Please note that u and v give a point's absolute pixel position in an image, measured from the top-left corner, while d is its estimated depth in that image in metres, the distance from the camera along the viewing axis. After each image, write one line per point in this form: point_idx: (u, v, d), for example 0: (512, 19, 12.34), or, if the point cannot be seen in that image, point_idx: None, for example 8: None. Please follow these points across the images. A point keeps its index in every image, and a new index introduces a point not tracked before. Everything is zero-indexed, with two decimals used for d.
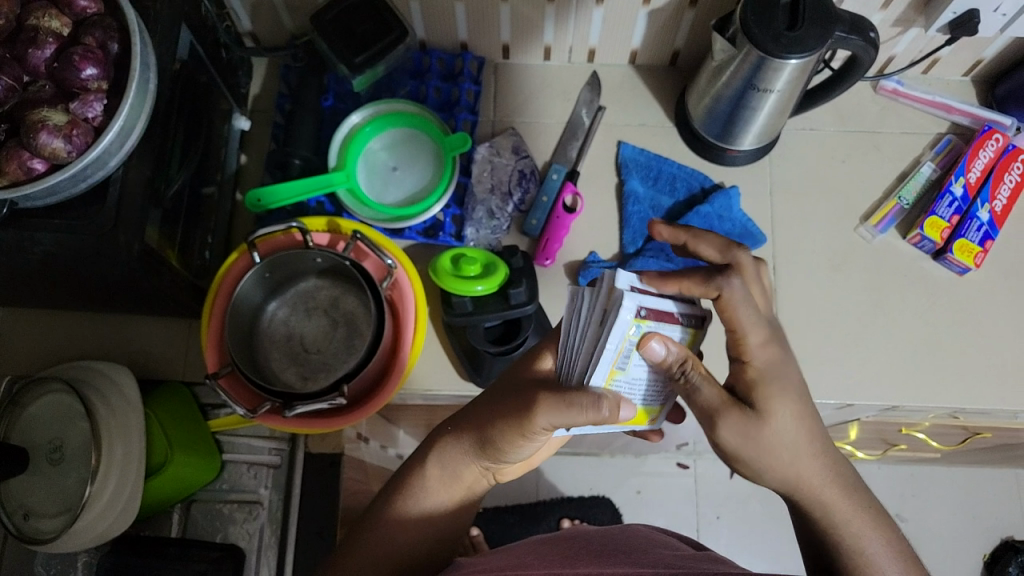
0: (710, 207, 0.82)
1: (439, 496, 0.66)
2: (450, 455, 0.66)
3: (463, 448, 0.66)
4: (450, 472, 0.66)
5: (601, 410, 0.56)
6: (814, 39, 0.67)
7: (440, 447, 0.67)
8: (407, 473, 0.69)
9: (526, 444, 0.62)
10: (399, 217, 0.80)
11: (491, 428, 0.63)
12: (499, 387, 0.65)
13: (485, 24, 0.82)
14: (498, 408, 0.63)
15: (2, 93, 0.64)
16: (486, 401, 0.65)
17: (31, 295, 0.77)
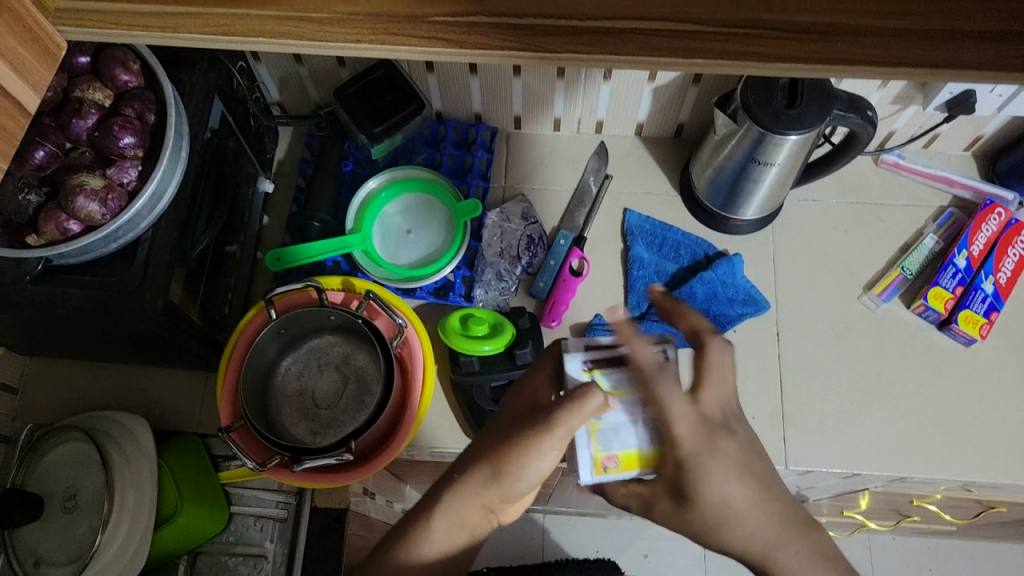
0: (713, 273, 0.85)
1: (446, 541, 0.63)
2: (461, 503, 0.63)
3: (475, 491, 0.63)
4: (458, 517, 0.63)
5: (598, 398, 0.60)
6: (812, 116, 0.70)
7: (451, 493, 0.64)
8: (413, 518, 0.65)
9: (538, 463, 0.61)
10: (410, 278, 0.83)
11: (505, 458, 0.62)
12: (518, 425, 0.63)
13: (498, 97, 0.86)
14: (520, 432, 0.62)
15: (46, 159, 0.69)
16: (501, 441, 0.63)
17: (60, 345, 0.81)
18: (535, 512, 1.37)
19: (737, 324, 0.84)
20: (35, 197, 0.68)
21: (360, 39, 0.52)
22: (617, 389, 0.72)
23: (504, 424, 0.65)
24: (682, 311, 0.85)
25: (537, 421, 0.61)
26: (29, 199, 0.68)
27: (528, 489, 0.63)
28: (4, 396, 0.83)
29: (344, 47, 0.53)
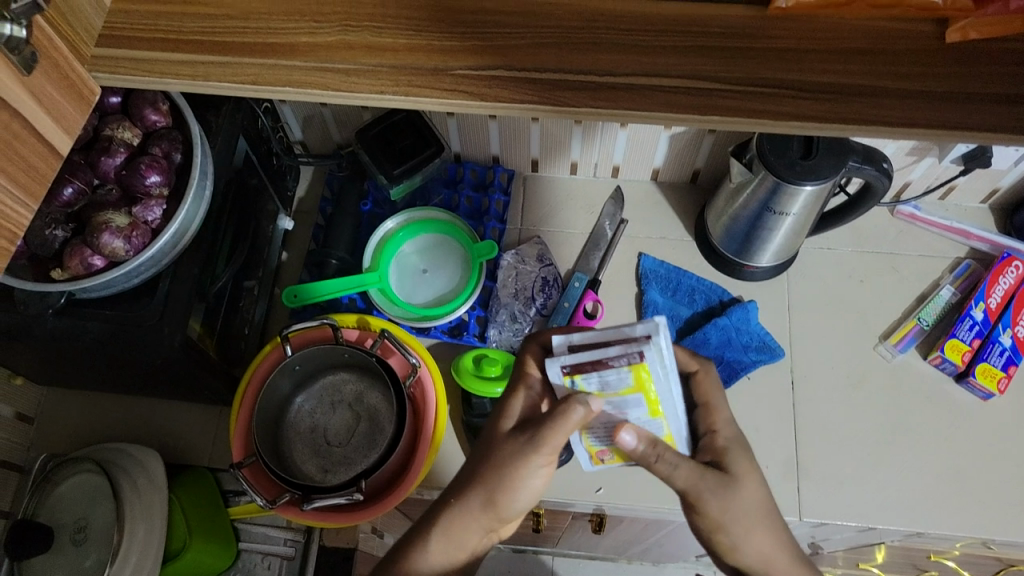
0: (727, 319, 0.85)
1: (445, 560, 0.65)
2: (459, 529, 0.65)
3: (471, 515, 0.64)
4: (456, 539, 0.65)
5: (574, 412, 0.57)
6: (828, 167, 0.70)
7: (447, 516, 0.65)
8: (411, 538, 0.67)
9: (526, 478, 0.63)
10: (426, 317, 0.83)
11: (497, 478, 0.63)
12: (508, 445, 0.63)
13: (517, 141, 0.87)
14: (510, 451, 0.63)
15: (73, 196, 0.70)
16: (492, 461, 0.64)
17: (79, 377, 0.82)
18: (544, 555, 1.36)
19: (751, 371, 0.84)
20: (61, 233, 0.70)
21: (384, 90, 0.53)
22: (604, 390, 0.59)
23: (492, 441, 0.65)
24: None
25: (524, 437, 0.62)
26: (56, 235, 0.69)
27: (520, 507, 0.65)
28: (20, 426, 0.83)
29: (369, 98, 0.54)
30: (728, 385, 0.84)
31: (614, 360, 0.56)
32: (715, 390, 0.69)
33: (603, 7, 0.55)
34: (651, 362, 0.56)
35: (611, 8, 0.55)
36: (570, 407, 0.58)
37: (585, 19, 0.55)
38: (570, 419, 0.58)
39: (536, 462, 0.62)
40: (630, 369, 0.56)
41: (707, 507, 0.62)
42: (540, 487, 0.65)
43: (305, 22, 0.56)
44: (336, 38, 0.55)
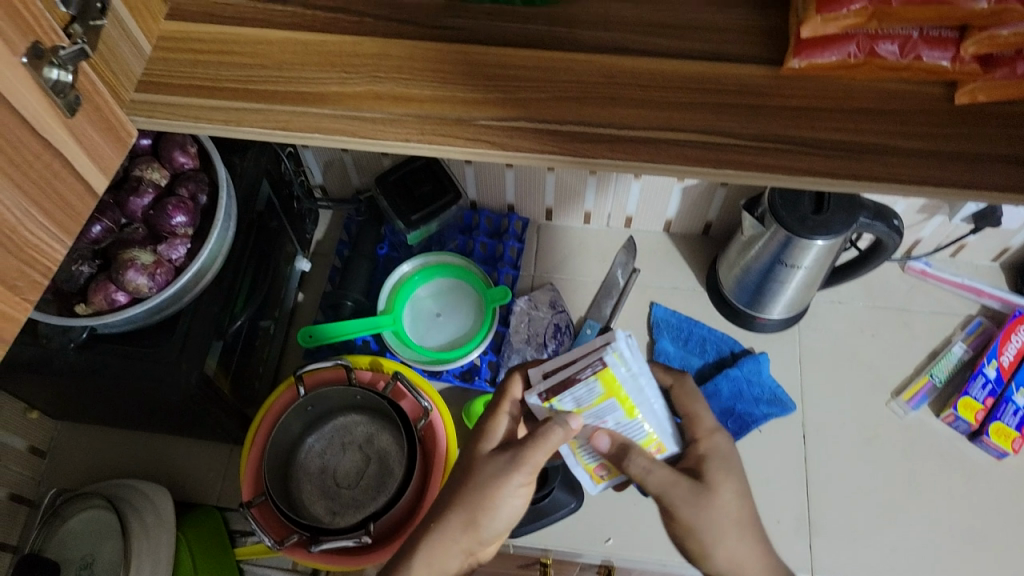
0: (738, 371, 0.85)
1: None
2: (440, 552, 0.63)
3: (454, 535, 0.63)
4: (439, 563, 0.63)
5: (555, 432, 0.60)
6: (840, 223, 0.71)
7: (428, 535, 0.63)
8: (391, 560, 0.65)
9: (507, 499, 0.63)
10: (438, 360, 0.84)
11: (478, 497, 0.62)
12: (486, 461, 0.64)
13: (532, 190, 0.89)
14: (491, 471, 0.63)
15: (101, 233, 0.73)
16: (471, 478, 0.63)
17: (94, 411, 0.83)
18: None
19: (762, 424, 0.84)
20: (88, 268, 0.72)
21: (410, 138, 0.56)
22: (581, 406, 0.62)
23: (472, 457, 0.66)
24: None
25: (506, 457, 0.63)
26: (82, 270, 0.71)
27: (501, 530, 0.64)
28: (33, 459, 0.84)
29: (394, 146, 0.56)
30: (738, 437, 0.83)
31: (581, 374, 0.60)
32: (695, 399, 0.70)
33: (621, 63, 0.57)
34: (613, 367, 0.59)
35: (629, 65, 0.57)
36: (550, 430, 0.61)
37: (604, 74, 0.57)
38: (549, 441, 0.61)
39: (518, 480, 0.63)
40: (597, 378, 0.59)
41: (679, 516, 0.63)
42: (519, 509, 0.64)
43: (334, 73, 0.58)
44: (364, 88, 0.57)
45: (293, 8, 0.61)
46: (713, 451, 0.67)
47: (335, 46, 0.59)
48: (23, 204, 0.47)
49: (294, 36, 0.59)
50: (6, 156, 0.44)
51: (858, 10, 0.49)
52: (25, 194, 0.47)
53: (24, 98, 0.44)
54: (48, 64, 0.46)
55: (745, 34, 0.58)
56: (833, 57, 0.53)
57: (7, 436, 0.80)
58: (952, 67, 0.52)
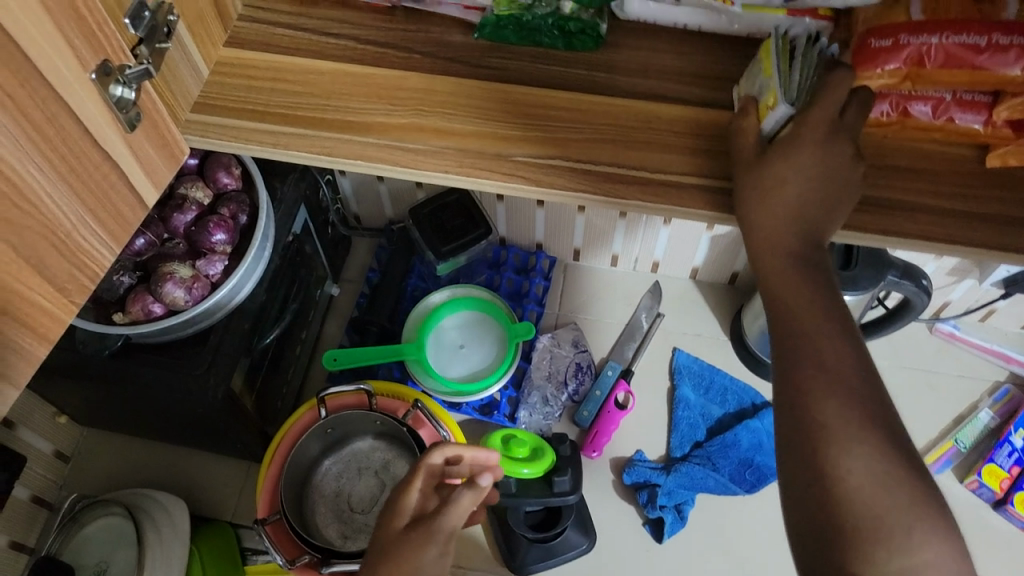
0: (759, 422, 0.85)
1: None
2: None
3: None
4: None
5: (462, 495, 0.62)
6: (867, 280, 0.73)
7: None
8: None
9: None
10: (458, 391, 0.85)
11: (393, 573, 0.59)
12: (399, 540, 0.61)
13: (561, 230, 0.91)
14: (405, 547, 0.60)
15: (144, 247, 0.75)
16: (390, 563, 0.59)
17: (119, 419, 0.84)
18: None
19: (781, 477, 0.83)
20: (128, 279, 0.74)
21: (448, 170, 0.58)
22: None
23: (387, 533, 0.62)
24: (725, 458, 0.84)
25: (417, 533, 0.61)
26: (122, 280, 0.74)
27: None
28: (56, 463, 0.86)
29: (432, 176, 0.58)
30: (756, 489, 0.83)
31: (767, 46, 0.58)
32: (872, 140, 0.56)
33: (659, 110, 0.59)
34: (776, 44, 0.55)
35: (666, 113, 0.59)
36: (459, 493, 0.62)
37: (641, 120, 0.59)
38: (460, 505, 0.62)
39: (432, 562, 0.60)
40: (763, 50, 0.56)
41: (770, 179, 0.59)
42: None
43: (381, 104, 0.60)
44: (408, 120, 0.60)
45: (344, 41, 0.64)
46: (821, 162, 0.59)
47: (381, 79, 0.61)
48: (78, 211, 0.49)
49: (343, 67, 0.62)
50: (69, 165, 0.47)
51: (893, 70, 0.53)
52: (81, 202, 0.49)
53: (90, 114, 0.47)
54: (114, 81, 0.48)
55: None
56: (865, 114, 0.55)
57: (34, 438, 0.82)
58: (983, 130, 0.54)
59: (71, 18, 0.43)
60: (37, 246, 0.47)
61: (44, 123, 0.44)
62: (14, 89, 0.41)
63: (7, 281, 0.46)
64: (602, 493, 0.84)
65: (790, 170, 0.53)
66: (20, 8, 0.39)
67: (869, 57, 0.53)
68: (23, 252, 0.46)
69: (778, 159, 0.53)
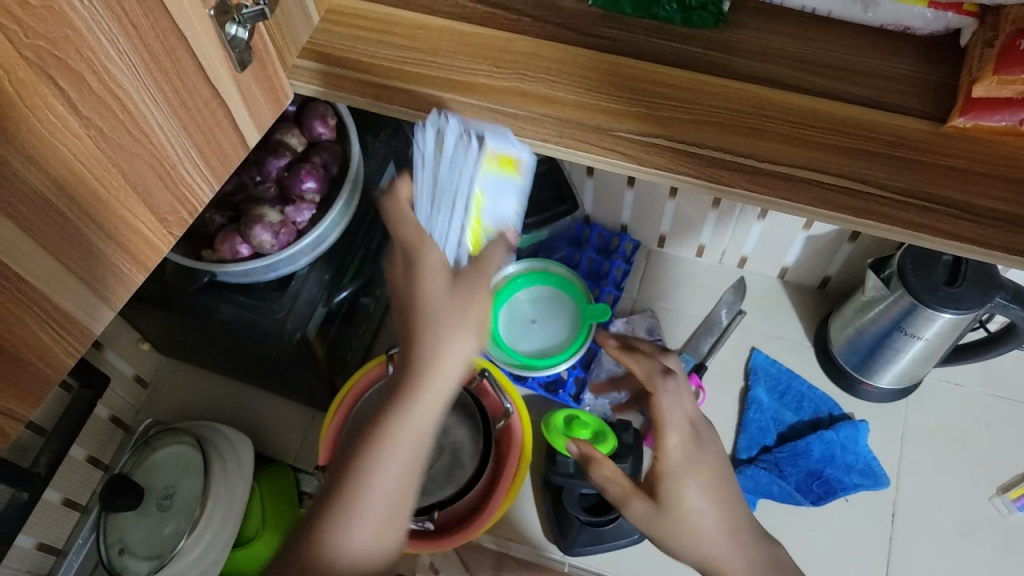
0: (835, 435, 0.81)
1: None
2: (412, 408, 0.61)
3: (409, 474, 0.61)
4: (391, 520, 0.61)
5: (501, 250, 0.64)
6: (971, 300, 0.69)
7: (344, 505, 0.60)
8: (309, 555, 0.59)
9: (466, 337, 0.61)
10: (527, 365, 0.84)
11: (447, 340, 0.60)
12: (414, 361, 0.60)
13: (649, 215, 0.88)
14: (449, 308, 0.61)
15: (238, 188, 0.77)
16: (407, 407, 0.61)
17: (198, 353, 0.87)
18: None
19: (850, 493, 0.80)
20: (220, 218, 0.76)
21: (547, 138, 0.57)
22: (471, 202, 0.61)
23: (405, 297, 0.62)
24: (794, 466, 0.81)
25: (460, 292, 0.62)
26: (215, 219, 0.76)
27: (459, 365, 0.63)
28: (136, 387, 0.90)
29: (533, 144, 0.58)
30: (822, 502, 0.80)
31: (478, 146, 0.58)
32: (668, 410, 0.67)
33: (773, 95, 0.56)
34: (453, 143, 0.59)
35: (781, 99, 0.56)
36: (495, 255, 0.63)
37: (752, 104, 0.56)
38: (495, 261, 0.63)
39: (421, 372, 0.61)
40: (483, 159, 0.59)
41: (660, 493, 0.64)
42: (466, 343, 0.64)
43: (485, 65, 0.59)
44: (510, 84, 0.58)
45: None
46: (680, 460, 0.65)
47: (488, 39, 0.60)
48: (185, 142, 0.50)
49: (450, 23, 0.61)
50: (181, 99, 0.48)
51: None
52: (189, 136, 0.50)
53: (203, 48, 0.47)
54: (230, 20, 0.49)
55: (906, 86, 0.56)
56: (1002, 122, 0.52)
57: (118, 360, 0.86)
58: None
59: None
60: (145, 176, 0.48)
61: (163, 55, 0.45)
62: (138, 19, 0.42)
63: (116, 206, 0.47)
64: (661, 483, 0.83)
65: (693, 487, 0.64)
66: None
67: (1017, 58, 0.49)
68: (132, 180, 0.47)
69: (682, 477, 0.64)
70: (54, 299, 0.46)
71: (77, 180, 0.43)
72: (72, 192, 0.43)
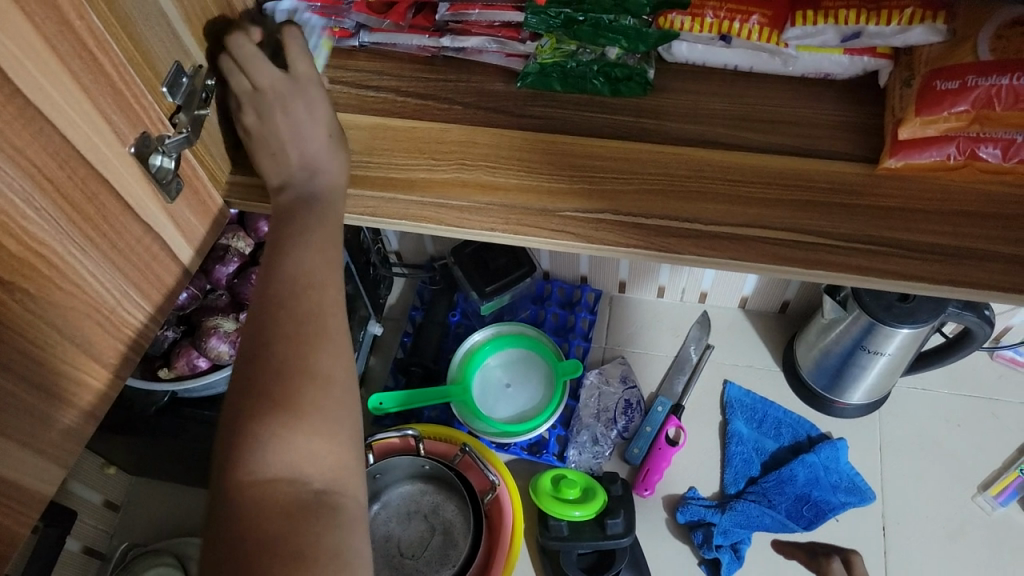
0: (815, 457, 0.83)
1: (358, 509, 0.47)
2: (295, 288, 0.49)
3: (323, 362, 0.47)
4: (317, 446, 0.46)
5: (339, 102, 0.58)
6: (927, 312, 0.70)
7: (247, 444, 0.45)
8: (229, 510, 0.44)
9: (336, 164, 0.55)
10: (506, 433, 0.83)
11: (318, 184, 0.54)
12: (283, 278, 0.49)
13: (606, 266, 0.90)
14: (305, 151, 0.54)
15: (188, 300, 0.76)
16: (251, 373, 0.47)
17: (167, 469, 0.85)
18: None
19: (839, 513, 0.81)
20: (172, 333, 0.75)
21: (494, 228, 0.57)
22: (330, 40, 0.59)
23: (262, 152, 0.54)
24: (782, 494, 0.82)
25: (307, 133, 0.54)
26: (167, 335, 0.75)
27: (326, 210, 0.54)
28: (107, 513, 0.87)
29: (479, 235, 0.57)
30: (814, 526, 0.80)
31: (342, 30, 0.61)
32: None
33: (709, 156, 0.57)
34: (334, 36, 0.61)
35: (718, 159, 0.57)
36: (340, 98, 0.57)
37: (691, 168, 0.57)
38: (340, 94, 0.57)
39: None
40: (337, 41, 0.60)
41: None
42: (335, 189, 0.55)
43: (424, 160, 0.59)
44: (451, 175, 0.58)
45: (384, 94, 0.62)
46: None
47: (423, 132, 0.60)
48: (121, 284, 0.47)
49: (383, 121, 0.61)
50: (109, 241, 0.45)
51: (960, 113, 0.52)
52: (123, 275, 0.47)
53: (128, 184, 0.45)
54: (153, 152, 0.46)
55: (835, 130, 0.58)
56: (933, 157, 0.54)
57: (84, 490, 0.83)
58: None
59: (106, 91, 0.41)
60: (82, 325, 0.44)
61: (84, 203, 0.42)
62: (53, 171, 0.39)
63: (57, 363, 0.43)
64: (656, 532, 0.82)
65: None
66: (50, 83, 0.37)
67: (935, 99, 0.52)
68: (68, 333, 0.43)
69: None
70: (17, 478, 0.43)
71: (12, 352, 0.40)
72: (10, 363, 0.40)
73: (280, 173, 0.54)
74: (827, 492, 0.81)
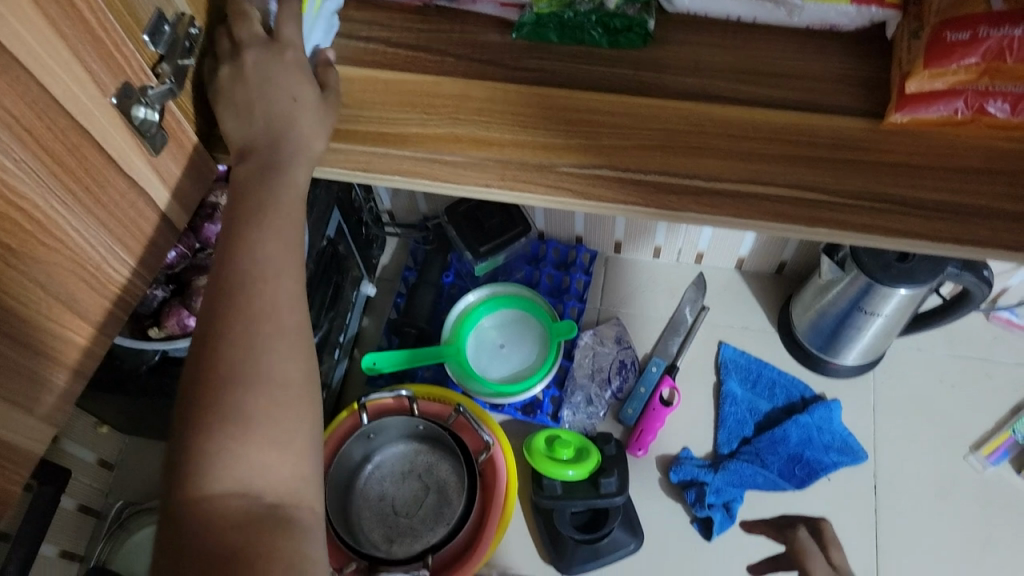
0: (809, 418, 0.83)
1: None
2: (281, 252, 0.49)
3: None
4: None
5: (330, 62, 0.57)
6: (925, 272, 0.69)
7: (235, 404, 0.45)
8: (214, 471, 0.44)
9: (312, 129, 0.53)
10: (499, 393, 0.83)
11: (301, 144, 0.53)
12: (274, 236, 0.49)
13: (602, 226, 0.89)
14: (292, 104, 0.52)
15: (176, 259, 0.72)
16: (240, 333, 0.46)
17: (161, 429, 0.85)
18: None
19: (831, 472, 0.81)
20: (161, 292, 0.73)
21: (490, 184, 0.55)
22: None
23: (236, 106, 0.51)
24: (775, 454, 0.83)
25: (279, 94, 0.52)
26: (156, 294, 0.72)
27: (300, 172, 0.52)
28: (101, 472, 0.87)
29: (473, 191, 0.56)
30: (806, 485, 0.81)
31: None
32: None
33: (710, 111, 0.56)
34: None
35: (720, 114, 0.56)
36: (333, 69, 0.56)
37: (691, 123, 0.55)
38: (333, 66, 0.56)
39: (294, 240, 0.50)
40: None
41: None
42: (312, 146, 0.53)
43: (416, 114, 0.57)
44: (446, 129, 0.57)
45: (375, 45, 0.61)
46: None
47: (416, 85, 0.58)
48: (107, 241, 0.46)
49: (374, 74, 0.59)
50: (93, 196, 0.43)
51: (970, 65, 0.50)
52: (109, 231, 0.45)
53: (110, 137, 0.43)
54: (137, 104, 0.44)
55: (839, 85, 0.57)
56: (939, 112, 0.53)
57: (79, 450, 0.83)
58: None
59: (85, 39, 0.39)
60: (67, 281, 0.43)
61: (66, 155, 0.40)
62: (33, 123, 0.38)
63: (43, 319, 0.42)
64: (649, 491, 0.82)
65: None
66: (25, 27, 0.36)
67: (944, 51, 0.50)
68: (53, 289, 0.42)
69: None
70: None
71: None
72: None
73: (242, 132, 0.51)
74: (819, 452, 0.82)
